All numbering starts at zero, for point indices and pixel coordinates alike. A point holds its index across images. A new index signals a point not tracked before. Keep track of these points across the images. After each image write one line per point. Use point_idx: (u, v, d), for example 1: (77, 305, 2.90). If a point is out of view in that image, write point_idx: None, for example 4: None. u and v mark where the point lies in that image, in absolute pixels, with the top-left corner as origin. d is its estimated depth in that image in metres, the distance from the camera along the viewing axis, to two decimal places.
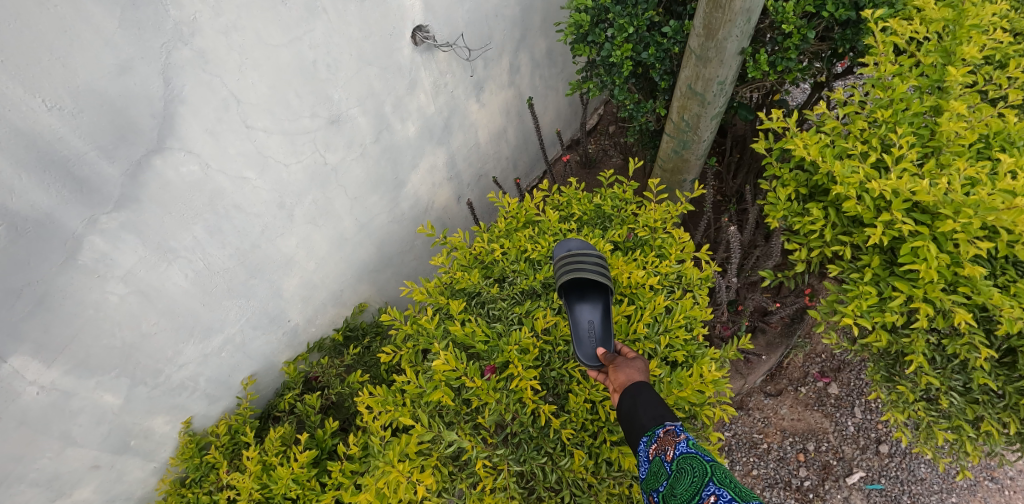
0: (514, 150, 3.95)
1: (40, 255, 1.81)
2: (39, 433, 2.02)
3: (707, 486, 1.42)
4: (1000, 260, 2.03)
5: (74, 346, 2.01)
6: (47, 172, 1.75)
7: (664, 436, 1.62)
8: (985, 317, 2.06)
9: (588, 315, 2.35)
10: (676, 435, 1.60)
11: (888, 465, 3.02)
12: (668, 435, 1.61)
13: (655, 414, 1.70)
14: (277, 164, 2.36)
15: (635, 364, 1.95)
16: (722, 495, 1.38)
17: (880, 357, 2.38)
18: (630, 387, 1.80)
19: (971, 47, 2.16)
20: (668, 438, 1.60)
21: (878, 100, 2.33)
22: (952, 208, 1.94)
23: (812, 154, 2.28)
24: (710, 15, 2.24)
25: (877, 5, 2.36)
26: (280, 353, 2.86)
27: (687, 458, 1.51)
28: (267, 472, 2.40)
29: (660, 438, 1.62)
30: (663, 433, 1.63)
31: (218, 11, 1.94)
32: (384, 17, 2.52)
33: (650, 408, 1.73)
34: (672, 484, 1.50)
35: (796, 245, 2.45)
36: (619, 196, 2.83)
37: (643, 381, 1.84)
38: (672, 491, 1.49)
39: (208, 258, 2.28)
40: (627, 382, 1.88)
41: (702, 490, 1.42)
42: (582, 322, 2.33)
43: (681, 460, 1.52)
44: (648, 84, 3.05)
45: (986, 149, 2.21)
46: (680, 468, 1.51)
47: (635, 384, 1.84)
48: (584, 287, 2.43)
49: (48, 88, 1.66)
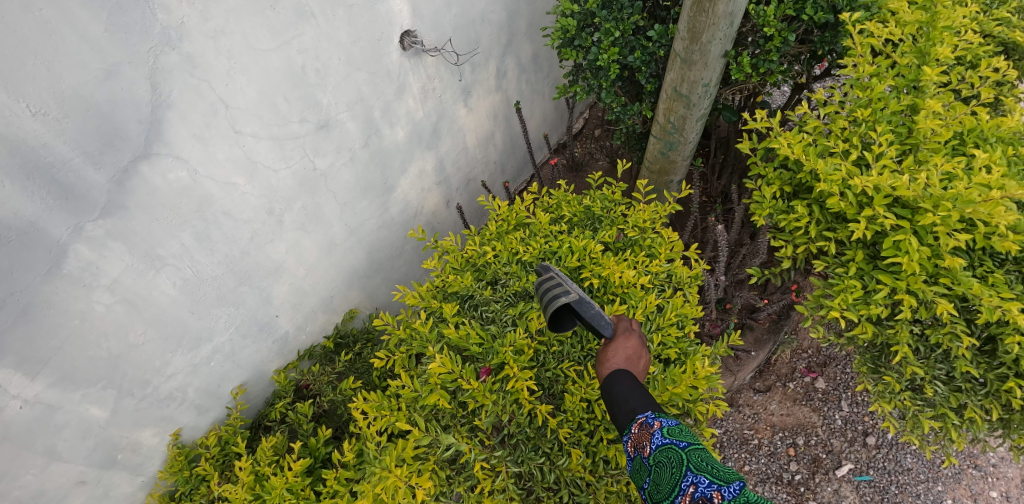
0: (502, 154, 3.97)
1: (24, 264, 1.77)
2: (22, 448, 1.97)
3: (686, 476, 1.43)
4: (978, 252, 2.10)
5: (59, 358, 1.96)
6: (32, 179, 1.71)
7: (639, 431, 1.59)
8: (966, 307, 2.13)
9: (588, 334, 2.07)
10: (649, 427, 1.57)
11: (875, 456, 3.08)
12: (642, 429, 1.58)
13: (627, 409, 1.67)
14: (265, 170, 2.34)
15: (618, 352, 1.89)
16: (700, 483, 1.39)
17: (866, 350, 2.44)
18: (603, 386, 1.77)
19: (945, 47, 2.25)
20: (643, 432, 1.57)
21: (858, 100, 2.40)
22: (932, 202, 2.01)
23: (796, 153, 2.34)
24: (694, 18, 2.29)
25: (854, 8, 2.44)
26: (270, 361, 2.82)
27: (663, 451, 1.51)
28: (260, 483, 2.36)
29: (635, 434, 1.60)
30: (637, 429, 1.60)
31: (206, 15, 1.93)
32: (373, 23, 2.53)
33: (624, 402, 1.70)
34: (656, 480, 1.51)
35: (782, 242, 2.51)
36: (608, 198, 2.87)
37: (617, 372, 1.79)
38: (657, 488, 1.50)
39: (197, 265, 2.25)
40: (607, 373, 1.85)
41: (682, 480, 1.43)
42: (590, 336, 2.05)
43: (658, 455, 1.51)
44: (634, 87, 3.10)
45: (961, 146, 2.29)
46: (658, 462, 1.51)
47: (608, 379, 1.80)
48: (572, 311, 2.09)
49: (32, 93, 1.63)
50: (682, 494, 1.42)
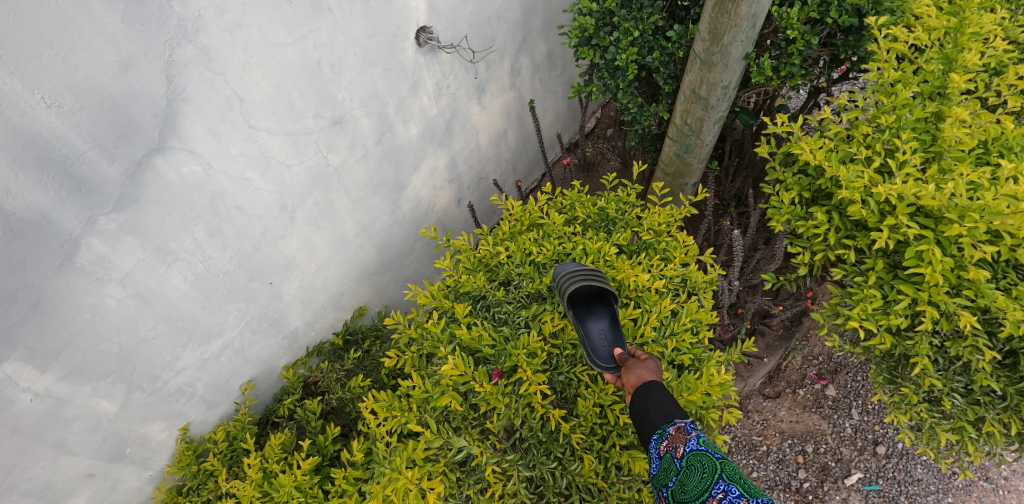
0: (514, 152, 3.94)
1: (36, 257, 1.75)
2: (31, 441, 1.96)
3: (717, 484, 1.43)
4: (1001, 263, 2.06)
5: (70, 351, 1.95)
6: (46, 171, 1.69)
7: (675, 433, 1.60)
8: (987, 319, 2.09)
9: (598, 325, 2.31)
10: (686, 432, 1.59)
11: (885, 466, 3.06)
12: (678, 432, 1.60)
13: (665, 412, 1.67)
14: (279, 165, 2.32)
15: (647, 364, 1.91)
16: (731, 492, 1.40)
17: (883, 359, 2.40)
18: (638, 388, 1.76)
19: (972, 54, 2.20)
20: (679, 435, 1.59)
21: (882, 105, 2.36)
22: (957, 212, 1.97)
23: (818, 159, 2.30)
24: (716, 20, 2.25)
25: (880, 12, 2.41)
26: (280, 357, 2.80)
27: (697, 454, 1.52)
28: (269, 480, 2.34)
29: (670, 435, 1.61)
30: (674, 431, 1.61)
31: (223, 8, 1.91)
32: (389, 18, 2.50)
33: (661, 406, 1.70)
34: (683, 481, 1.51)
35: (799, 248, 2.48)
36: (623, 200, 2.85)
37: (652, 381, 1.80)
38: (683, 489, 1.50)
39: (208, 260, 2.23)
40: (639, 381, 1.84)
41: (712, 487, 1.43)
42: (594, 335, 2.26)
43: (692, 457, 1.52)
44: (650, 88, 3.07)
45: (985, 154, 2.25)
46: (690, 465, 1.51)
47: (645, 383, 1.79)
48: (595, 304, 2.35)
49: (47, 84, 1.61)
50: (710, 499, 1.42)
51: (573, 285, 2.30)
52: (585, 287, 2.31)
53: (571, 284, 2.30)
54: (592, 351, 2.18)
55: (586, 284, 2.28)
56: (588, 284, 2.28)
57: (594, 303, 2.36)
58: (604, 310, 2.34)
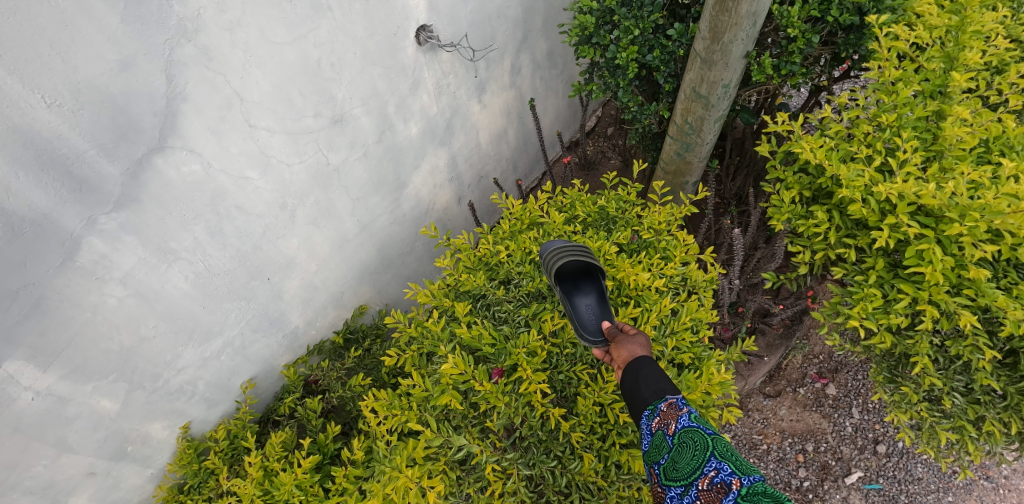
0: (514, 151, 3.94)
1: (37, 257, 1.75)
2: (33, 439, 1.97)
3: (709, 462, 1.45)
4: (1002, 263, 2.05)
5: (71, 350, 1.95)
6: (46, 171, 1.70)
7: (667, 410, 1.60)
8: (988, 318, 2.09)
9: (586, 300, 2.35)
10: (678, 409, 1.58)
11: (885, 465, 3.05)
12: (670, 409, 1.59)
13: (657, 388, 1.67)
14: (279, 164, 2.32)
15: (636, 339, 1.90)
16: (723, 469, 1.42)
17: (883, 359, 2.40)
18: (630, 365, 1.74)
19: (974, 53, 2.20)
20: (671, 412, 1.59)
21: (883, 104, 2.36)
22: (958, 211, 1.97)
23: (818, 158, 2.29)
24: (716, 18, 2.25)
25: (881, 10, 2.40)
26: (280, 356, 2.81)
27: (689, 432, 1.52)
28: (269, 478, 2.35)
29: (662, 412, 1.60)
30: (665, 407, 1.61)
31: (223, 7, 1.90)
32: (389, 17, 2.49)
33: (652, 381, 1.69)
34: (675, 459, 1.52)
35: (800, 247, 2.48)
36: (623, 199, 2.85)
37: (643, 356, 1.79)
38: (675, 466, 1.51)
39: (209, 260, 2.23)
40: (630, 356, 1.83)
41: (704, 465, 1.45)
42: (582, 309, 2.31)
43: (684, 435, 1.52)
44: (651, 86, 3.06)
45: (986, 153, 2.24)
46: (682, 442, 1.52)
47: (636, 359, 1.79)
48: (582, 280, 2.39)
49: (47, 83, 1.61)
50: (701, 477, 1.44)
51: (559, 260, 2.33)
52: (571, 263, 2.33)
53: (556, 260, 2.33)
54: (580, 324, 2.23)
55: (571, 258, 2.31)
56: (573, 259, 2.31)
57: (581, 278, 2.40)
58: (592, 285, 2.38)
